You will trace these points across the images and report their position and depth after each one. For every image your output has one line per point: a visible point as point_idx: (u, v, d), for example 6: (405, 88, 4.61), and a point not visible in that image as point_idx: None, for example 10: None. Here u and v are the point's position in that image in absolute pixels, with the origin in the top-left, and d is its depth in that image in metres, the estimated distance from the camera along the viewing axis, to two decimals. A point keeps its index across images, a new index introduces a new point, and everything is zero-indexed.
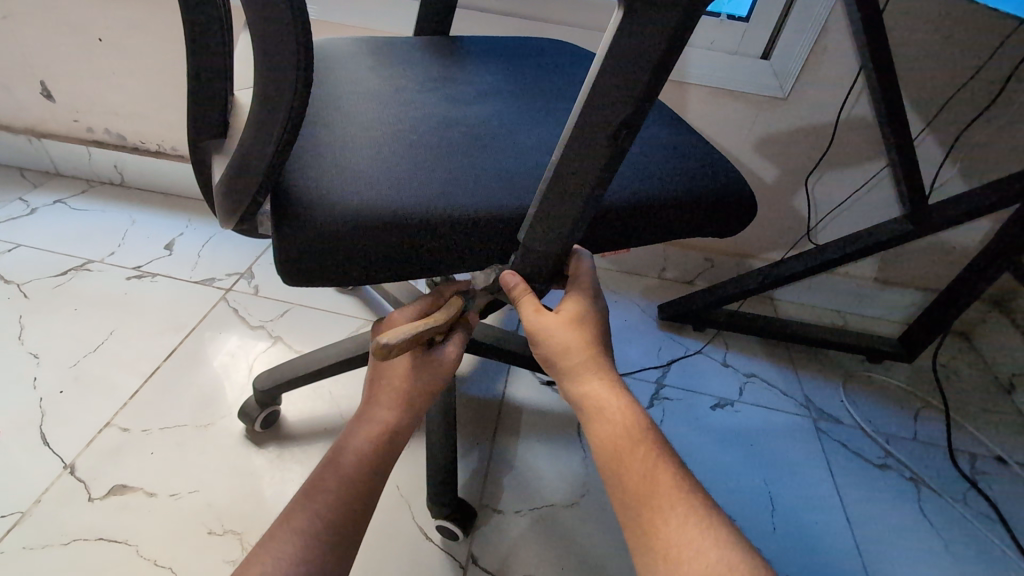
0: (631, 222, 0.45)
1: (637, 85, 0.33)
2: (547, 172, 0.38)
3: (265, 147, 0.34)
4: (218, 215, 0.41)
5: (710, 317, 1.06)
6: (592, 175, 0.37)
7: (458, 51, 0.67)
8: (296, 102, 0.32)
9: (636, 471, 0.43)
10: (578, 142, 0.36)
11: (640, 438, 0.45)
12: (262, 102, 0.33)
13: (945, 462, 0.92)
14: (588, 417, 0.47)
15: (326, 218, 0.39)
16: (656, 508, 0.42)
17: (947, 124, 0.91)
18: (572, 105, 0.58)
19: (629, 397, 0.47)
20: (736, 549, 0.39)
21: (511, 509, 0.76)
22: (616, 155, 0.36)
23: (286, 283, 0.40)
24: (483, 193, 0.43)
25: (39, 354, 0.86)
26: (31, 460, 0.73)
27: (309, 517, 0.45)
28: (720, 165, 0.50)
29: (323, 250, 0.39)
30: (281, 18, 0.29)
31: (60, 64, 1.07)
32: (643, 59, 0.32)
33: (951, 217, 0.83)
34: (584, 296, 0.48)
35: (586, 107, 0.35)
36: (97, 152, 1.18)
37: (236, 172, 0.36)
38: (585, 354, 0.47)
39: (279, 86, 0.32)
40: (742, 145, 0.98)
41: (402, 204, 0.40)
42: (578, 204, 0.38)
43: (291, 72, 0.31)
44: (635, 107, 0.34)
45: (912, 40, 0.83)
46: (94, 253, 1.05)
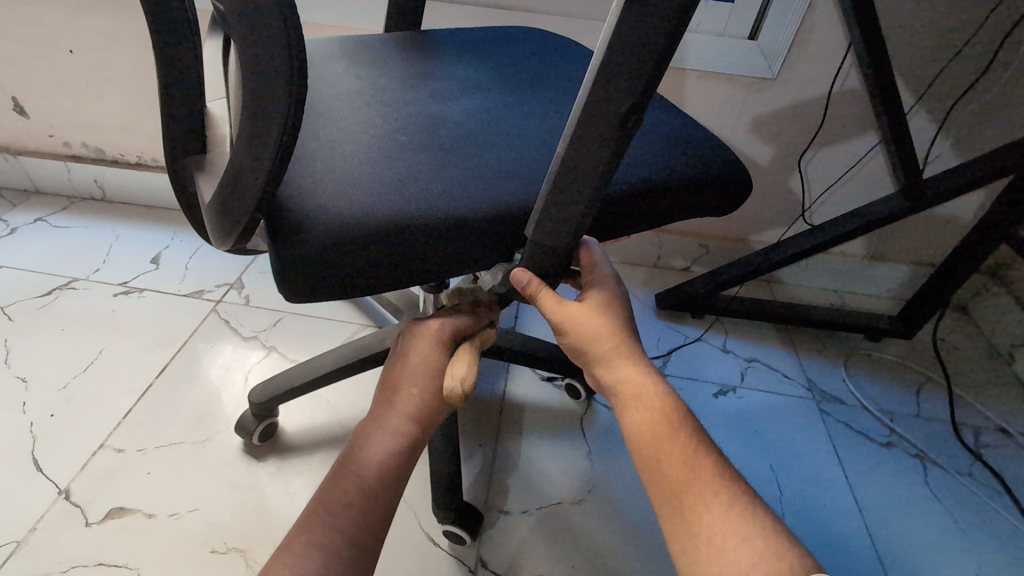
0: (633, 212, 0.44)
1: (638, 69, 0.32)
2: (555, 166, 0.37)
3: (256, 172, 0.32)
4: (213, 238, 0.39)
5: (709, 303, 1.06)
6: (602, 163, 0.36)
7: (439, 46, 0.65)
8: (289, 124, 0.30)
9: (676, 457, 0.42)
10: (582, 135, 0.35)
11: (678, 424, 0.43)
12: (248, 128, 0.30)
13: (949, 437, 0.92)
14: (623, 404, 0.45)
15: (325, 229, 0.37)
16: (698, 496, 0.40)
17: (939, 97, 0.90)
18: (559, 95, 0.57)
19: (664, 383, 0.46)
20: (785, 536, 0.37)
21: (517, 510, 0.75)
22: (623, 144, 0.36)
23: (290, 300, 0.39)
24: (483, 191, 0.41)
25: (27, 378, 0.84)
26: (23, 487, 0.71)
27: (328, 525, 0.44)
28: (717, 149, 0.49)
29: (326, 266, 0.37)
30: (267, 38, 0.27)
31: (31, 78, 1.04)
32: (647, 48, 0.31)
33: (947, 191, 0.82)
34: (605, 286, 0.47)
35: (590, 94, 0.34)
36: (75, 166, 1.15)
37: (225, 196, 0.34)
38: (615, 340, 0.46)
39: (268, 111, 0.29)
40: (733, 127, 0.97)
41: (407, 207, 0.39)
42: (585, 199, 0.38)
43: (284, 89, 0.29)
44: (641, 91, 0.33)
45: (901, 13, 0.82)
46: (79, 270, 1.03)
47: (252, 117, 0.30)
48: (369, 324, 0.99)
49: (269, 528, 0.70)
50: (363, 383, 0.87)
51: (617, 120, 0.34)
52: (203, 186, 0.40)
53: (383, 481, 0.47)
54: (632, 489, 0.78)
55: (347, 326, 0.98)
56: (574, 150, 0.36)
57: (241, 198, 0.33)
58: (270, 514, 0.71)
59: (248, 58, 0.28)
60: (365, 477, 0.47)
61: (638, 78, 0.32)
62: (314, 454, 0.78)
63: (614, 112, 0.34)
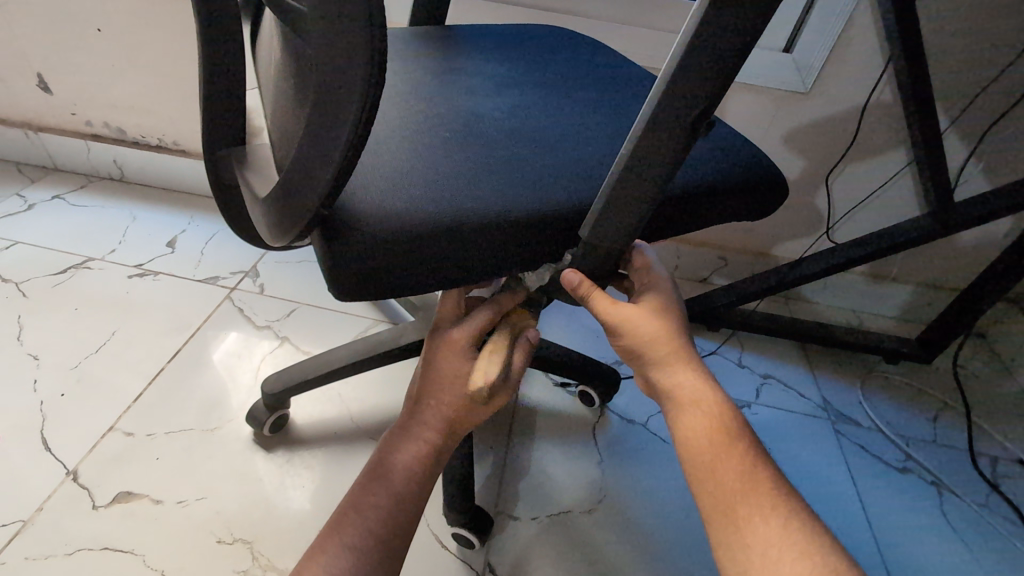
0: (682, 217, 0.43)
1: (710, 79, 0.32)
2: (617, 167, 0.36)
3: (324, 167, 0.31)
4: (266, 229, 0.38)
5: (726, 317, 1.04)
6: (665, 168, 0.36)
7: (472, 42, 0.65)
8: (362, 112, 0.29)
9: (732, 467, 0.40)
10: (650, 137, 0.35)
11: (735, 434, 0.42)
12: (318, 117, 0.29)
13: (967, 465, 0.90)
14: (676, 410, 0.44)
15: (384, 222, 0.36)
16: (753, 508, 0.39)
17: (974, 120, 0.88)
18: (595, 96, 0.56)
19: (720, 391, 0.45)
20: (842, 557, 0.36)
21: (527, 516, 0.73)
22: (687, 149, 0.36)
23: (341, 296, 0.38)
24: (534, 191, 0.41)
25: (39, 356, 0.83)
26: (32, 465, 0.70)
27: (360, 532, 0.45)
28: (761, 157, 0.48)
29: (386, 266, 0.37)
30: (349, 25, 0.26)
31: (57, 54, 1.04)
32: (725, 50, 0.31)
33: (979, 216, 0.81)
34: (660, 291, 0.46)
35: (663, 99, 0.33)
36: (95, 146, 1.15)
37: (289, 191, 0.33)
38: (672, 345, 0.45)
39: (342, 101, 0.28)
40: (761, 140, 0.96)
41: (460, 205, 0.38)
42: (644, 202, 0.37)
43: (361, 74, 0.27)
44: (713, 99, 0.33)
45: (942, 32, 0.81)
46: (94, 250, 1.02)
47: (323, 101, 0.29)
48: (383, 319, 0.98)
49: (276, 522, 0.69)
50: (375, 379, 0.86)
51: (688, 125, 0.34)
52: (251, 180, 0.40)
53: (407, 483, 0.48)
54: (643, 501, 0.77)
55: (361, 320, 0.97)
56: (639, 152, 0.35)
57: (305, 195, 0.32)
58: (277, 507, 0.70)
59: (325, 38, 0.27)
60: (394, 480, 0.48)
61: (717, 80, 0.32)
62: (324, 448, 0.77)
63: (687, 115, 0.34)
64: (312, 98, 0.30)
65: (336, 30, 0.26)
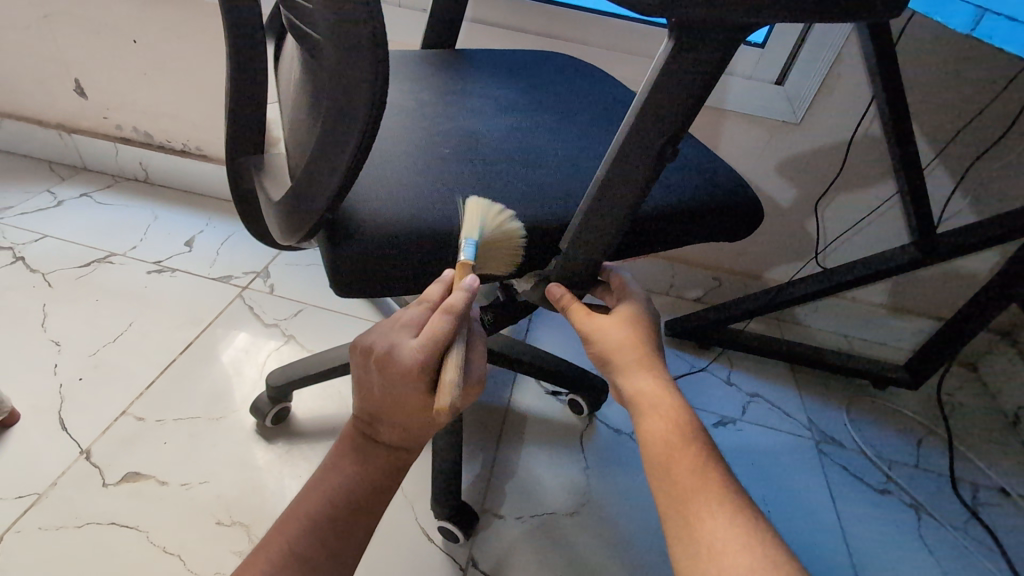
0: (656, 234, 0.47)
1: (676, 115, 0.35)
2: (592, 188, 0.40)
3: (330, 177, 0.35)
4: (277, 230, 0.43)
5: (717, 335, 1.08)
6: (635, 189, 0.39)
7: (474, 65, 0.70)
8: (366, 132, 0.33)
9: (684, 466, 0.43)
10: (621, 163, 0.38)
11: (689, 437, 0.45)
12: (330, 133, 0.34)
13: (946, 490, 0.92)
14: (638, 414, 0.47)
15: (379, 228, 0.41)
16: (702, 503, 0.41)
17: (956, 156, 0.92)
18: (587, 119, 0.60)
19: (679, 397, 0.47)
20: (783, 551, 0.39)
21: (512, 515, 0.76)
22: (656, 174, 0.39)
23: (340, 292, 0.43)
24: (522, 204, 0.45)
25: (60, 342, 0.88)
26: (48, 443, 0.75)
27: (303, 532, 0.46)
28: (734, 182, 0.52)
29: (382, 268, 0.41)
30: (357, 55, 0.30)
31: (94, 62, 1.12)
32: (689, 90, 0.34)
33: (958, 247, 0.84)
34: (635, 302, 0.50)
35: (631, 130, 0.36)
36: (124, 148, 1.22)
37: (300, 198, 0.38)
38: (639, 353, 0.48)
39: (350, 121, 0.33)
40: (754, 166, 1.00)
41: (450, 214, 0.43)
42: (618, 218, 0.41)
43: (366, 97, 0.31)
44: (676, 132, 0.36)
45: (924, 72, 0.85)
46: (117, 246, 1.08)
47: (334, 120, 0.33)
48: (385, 322, 1.02)
49: (274, 507, 0.72)
50: None
51: (655, 153, 0.37)
52: (270, 189, 0.45)
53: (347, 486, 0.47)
54: (624, 507, 0.80)
55: (364, 323, 1.01)
56: (613, 173, 0.39)
57: (314, 200, 0.37)
58: (273, 494, 0.74)
59: (337, 68, 0.32)
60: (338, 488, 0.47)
61: (683, 112, 0.35)
62: (322, 441, 0.81)
63: (654, 144, 0.37)
64: (323, 116, 0.34)
65: (348, 59, 0.31)
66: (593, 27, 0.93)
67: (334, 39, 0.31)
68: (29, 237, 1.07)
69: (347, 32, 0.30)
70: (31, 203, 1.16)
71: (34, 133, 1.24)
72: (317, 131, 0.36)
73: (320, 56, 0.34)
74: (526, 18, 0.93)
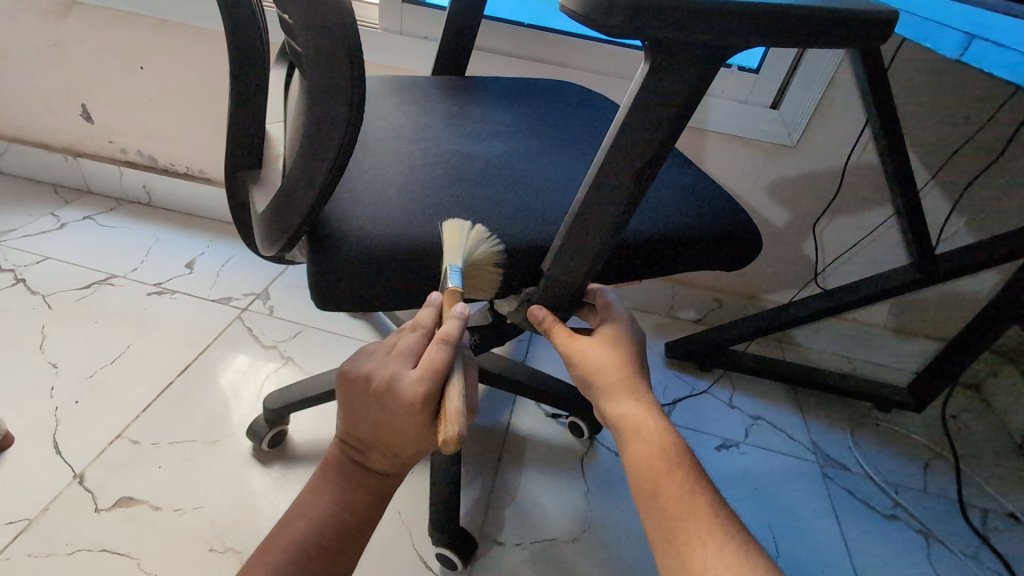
0: (645, 257, 0.47)
1: (656, 137, 0.35)
2: (572, 209, 0.40)
3: (309, 188, 0.36)
4: (259, 241, 0.44)
5: (716, 356, 1.07)
6: (615, 210, 0.39)
7: (475, 90, 0.71)
8: (344, 144, 0.34)
9: (672, 493, 0.42)
10: (601, 185, 0.38)
11: (676, 460, 0.44)
12: (310, 146, 0.35)
13: (955, 515, 0.90)
14: (624, 438, 0.46)
15: (361, 242, 0.42)
16: (692, 532, 0.40)
17: (951, 178, 0.93)
18: (585, 144, 0.61)
19: (665, 421, 0.46)
20: None
21: (511, 542, 0.75)
22: (638, 196, 0.38)
23: (319, 305, 0.43)
24: (511, 225, 0.46)
25: (57, 364, 0.88)
26: (41, 468, 0.74)
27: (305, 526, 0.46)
28: (728, 205, 0.52)
29: (358, 280, 0.42)
30: (337, 67, 0.32)
31: (101, 88, 1.14)
32: (666, 110, 0.34)
33: (956, 267, 0.84)
34: (616, 323, 0.50)
35: (609, 152, 0.36)
36: (128, 172, 1.23)
37: (281, 207, 0.39)
38: (621, 374, 0.47)
39: (330, 130, 0.34)
40: (751, 188, 1.01)
41: (435, 232, 0.43)
42: (598, 241, 0.41)
43: (344, 107, 0.33)
44: (653, 154, 0.36)
45: (915, 96, 0.87)
46: (117, 268, 1.08)
47: (313, 134, 0.34)
48: None
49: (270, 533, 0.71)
50: None
51: (633, 175, 0.37)
52: (259, 203, 0.46)
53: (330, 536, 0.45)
54: (626, 533, 0.78)
55: (363, 345, 1.01)
56: (593, 196, 0.38)
57: (295, 208, 0.38)
58: (267, 520, 0.73)
59: (318, 84, 0.33)
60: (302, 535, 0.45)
61: (658, 135, 0.35)
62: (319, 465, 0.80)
63: (631, 166, 0.37)
64: (305, 131, 0.35)
65: (330, 71, 0.32)
66: (592, 53, 0.94)
67: (317, 53, 0.32)
68: (31, 259, 1.07)
69: (326, 43, 0.31)
70: (34, 225, 1.16)
71: (40, 157, 1.26)
72: (299, 144, 0.37)
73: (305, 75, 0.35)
74: (529, 46, 0.95)
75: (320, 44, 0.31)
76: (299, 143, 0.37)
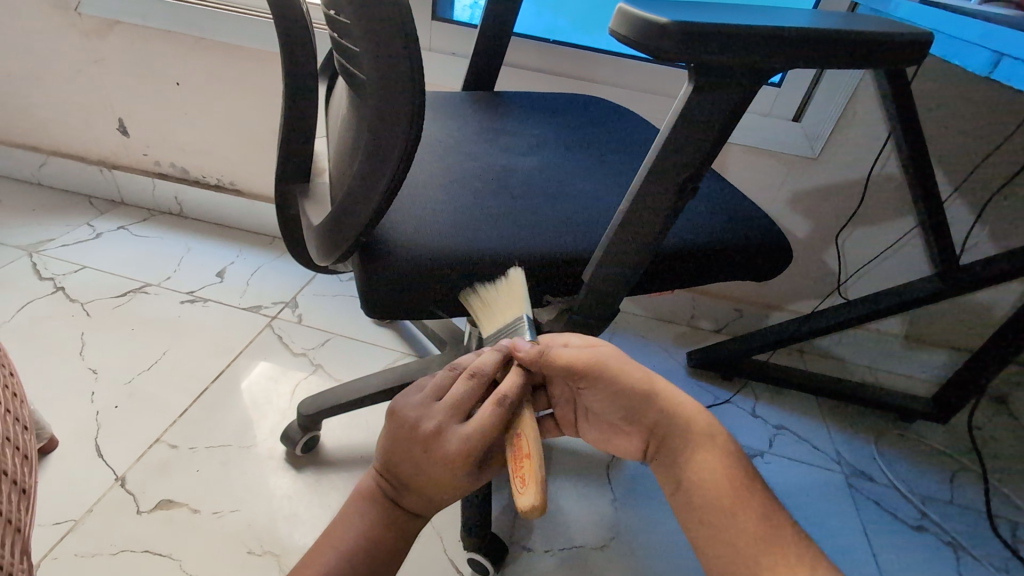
0: (680, 268, 0.49)
1: (698, 152, 0.37)
2: (615, 223, 0.41)
3: (368, 202, 0.38)
4: (313, 252, 0.46)
5: (738, 365, 1.08)
6: (658, 222, 0.40)
7: (506, 105, 0.73)
8: (402, 162, 0.36)
9: (749, 521, 0.42)
10: (644, 199, 0.39)
11: (745, 488, 0.44)
12: (370, 163, 0.37)
13: (984, 527, 0.90)
14: (692, 468, 0.45)
15: (411, 253, 0.43)
16: (776, 557, 0.40)
17: (975, 189, 0.93)
18: (616, 156, 0.63)
19: (728, 452, 0.46)
20: None
21: (541, 548, 0.76)
22: (679, 208, 0.40)
23: (369, 314, 0.45)
24: (552, 236, 0.47)
25: (97, 370, 0.91)
26: (85, 470, 0.76)
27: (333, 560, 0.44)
28: (759, 217, 0.53)
29: (405, 289, 0.43)
30: (401, 89, 0.34)
31: (138, 102, 1.18)
32: (708, 128, 0.36)
33: (981, 278, 0.84)
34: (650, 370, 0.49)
35: (653, 167, 0.38)
36: (160, 183, 1.27)
37: (338, 219, 0.41)
38: (678, 410, 0.47)
39: (389, 150, 0.36)
40: (773, 199, 1.02)
41: (481, 244, 0.45)
42: (640, 253, 0.42)
43: (405, 127, 0.34)
44: (695, 169, 0.37)
45: (938, 108, 0.88)
46: (151, 277, 1.11)
47: (373, 153, 0.36)
48: (410, 352, 1.03)
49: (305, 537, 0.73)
50: None
51: (676, 188, 0.38)
52: (312, 213, 0.48)
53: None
54: (653, 540, 0.79)
55: (389, 353, 1.02)
56: (635, 210, 0.40)
57: (352, 220, 0.40)
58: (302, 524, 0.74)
59: (381, 105, 0.35)
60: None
61: (700, 151, 0.37)
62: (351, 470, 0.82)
63: (674, 180, 0.38)
64: (364, 149, 0.37)
65: (393, 93, 0.34)
66: (616, 68, 0.97)
67: (381, 76, 0.34)
68: (69, 268, 1.11)
69: (390, 66, 0.33)
70: (71, 235, 1.20)
71: (77, 170, 1.30)
72: (357, 162, 0.38)
73: (364, 95, 0.37)
74: (551, 61, 0.98)
75: (386, 66, 0.33)
76: (357, 160, 0.39)
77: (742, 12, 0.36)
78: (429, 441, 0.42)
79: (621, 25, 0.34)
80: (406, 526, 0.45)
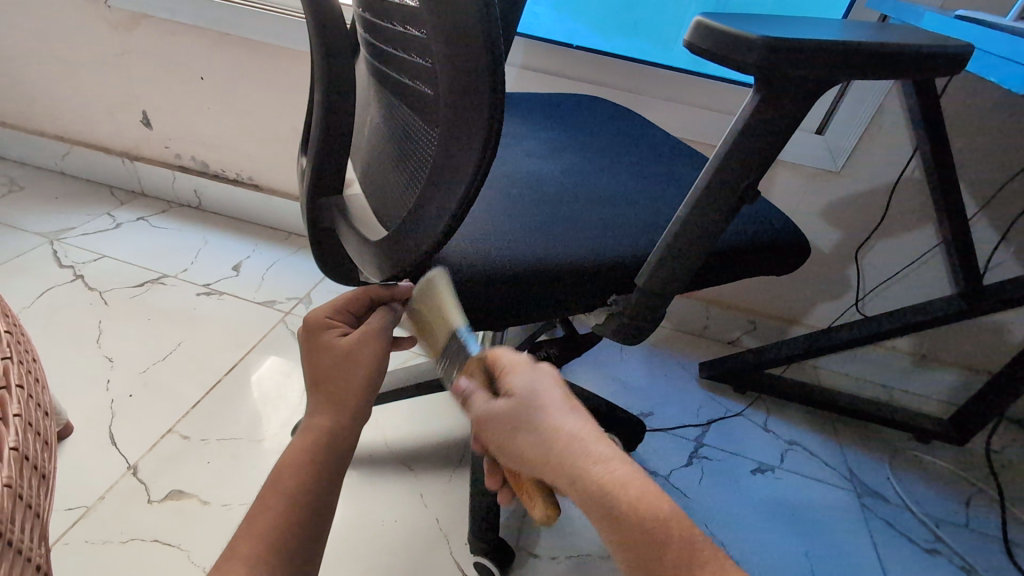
0: (706, 275, 0.48)
1: (756, 160, 0.36)
2: (671, 228, 0.40)
3: (438, 221, 0.36)
4: (367, 271, 0.44)
5: (754, 379, 1.07)
6: (713, 228, 0.39)
7: (527, 109, 0.74)
8: (475, 181, 0.34)
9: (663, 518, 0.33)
10: (703, 206, 0.38)
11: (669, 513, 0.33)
12: (441, 176, 0.35)
13: (1000, 553, 0.88)
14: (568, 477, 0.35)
15: (458, 265, 0.43)
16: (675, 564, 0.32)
17: (1003, 209, 0.92)
18: (638, 160, 0.63)
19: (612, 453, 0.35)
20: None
21: (547, 555, 0.75)
22: (736, 212, 0.39)
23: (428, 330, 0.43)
24: (583, 243, 0.46)
25: (113, 358, 0.92)
26: (98, 458, 0.77)
27: (287, 482, 0.43)
28: (783, 224, 0.52)
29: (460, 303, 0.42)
30: (477, 98, 0.31)
31: (162, 95, 1.19)
32: (765, 137, 0.35)
33: (1005, 298, 0.83)
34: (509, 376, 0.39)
35: (714, 176, 0.37)
36: (181, 176, 1.29)
37: (402, 235, 0.39)
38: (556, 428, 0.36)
39: (459, 162, 0.34)
40: (792, 211, 1.02)
41: (523, 253, 0.44)
42: (691, 260, 0.41)
43: (482, 136, 0.32)
44: (755, 177, 0.37)
45: (967, 125, 0.87)
46: (169, 268, 1.13)
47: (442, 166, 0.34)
48: (423, 353, 1.03)
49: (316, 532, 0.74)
50: (415, 412, 0.92)
51: (737, 196, 0.38)
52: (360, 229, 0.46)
53: (307, 499, 0.43)
54: None
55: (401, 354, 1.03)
56: (691, 218, 0.39)
57: (417, 241, 0.38)
58: None
59: (454, 114, 0.32)
60: (257, 529, 0.40)
61: (760, 157, 0.36)
62: (360, 469, 0.82)
63: (736, 189, 0.37)
64: (431, 162, 0.36)
65: (467, 100, 0.31)
66: (637, 74, 0.97)
67: (449, 84, 0.32)
68: (88, 257, 1.12)
69: (463, 78, 0.31)
70: (92, 225, 1.22)
71: (99, 160, 1.32)
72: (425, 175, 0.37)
73: (427, 105, 0.36)
74: (567, 65, 0.98)
75: (456, 74, 0.31)
76: (425, 173, 0.37)
77: (813, 29, 0.36)
78: (324, 343, 0.48)
79: (698, 39, 0.35)
80: (334, 440, 0.45)
